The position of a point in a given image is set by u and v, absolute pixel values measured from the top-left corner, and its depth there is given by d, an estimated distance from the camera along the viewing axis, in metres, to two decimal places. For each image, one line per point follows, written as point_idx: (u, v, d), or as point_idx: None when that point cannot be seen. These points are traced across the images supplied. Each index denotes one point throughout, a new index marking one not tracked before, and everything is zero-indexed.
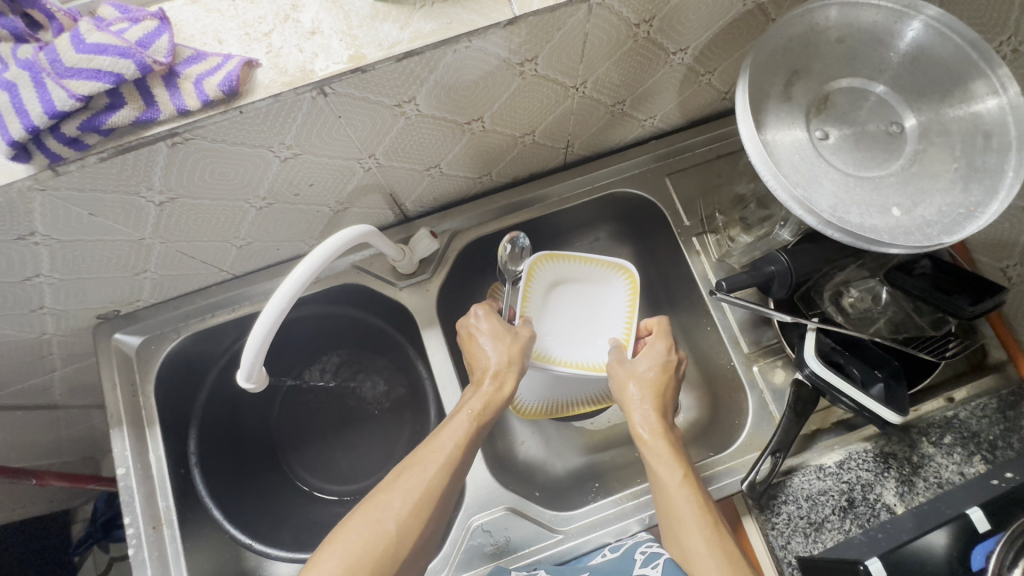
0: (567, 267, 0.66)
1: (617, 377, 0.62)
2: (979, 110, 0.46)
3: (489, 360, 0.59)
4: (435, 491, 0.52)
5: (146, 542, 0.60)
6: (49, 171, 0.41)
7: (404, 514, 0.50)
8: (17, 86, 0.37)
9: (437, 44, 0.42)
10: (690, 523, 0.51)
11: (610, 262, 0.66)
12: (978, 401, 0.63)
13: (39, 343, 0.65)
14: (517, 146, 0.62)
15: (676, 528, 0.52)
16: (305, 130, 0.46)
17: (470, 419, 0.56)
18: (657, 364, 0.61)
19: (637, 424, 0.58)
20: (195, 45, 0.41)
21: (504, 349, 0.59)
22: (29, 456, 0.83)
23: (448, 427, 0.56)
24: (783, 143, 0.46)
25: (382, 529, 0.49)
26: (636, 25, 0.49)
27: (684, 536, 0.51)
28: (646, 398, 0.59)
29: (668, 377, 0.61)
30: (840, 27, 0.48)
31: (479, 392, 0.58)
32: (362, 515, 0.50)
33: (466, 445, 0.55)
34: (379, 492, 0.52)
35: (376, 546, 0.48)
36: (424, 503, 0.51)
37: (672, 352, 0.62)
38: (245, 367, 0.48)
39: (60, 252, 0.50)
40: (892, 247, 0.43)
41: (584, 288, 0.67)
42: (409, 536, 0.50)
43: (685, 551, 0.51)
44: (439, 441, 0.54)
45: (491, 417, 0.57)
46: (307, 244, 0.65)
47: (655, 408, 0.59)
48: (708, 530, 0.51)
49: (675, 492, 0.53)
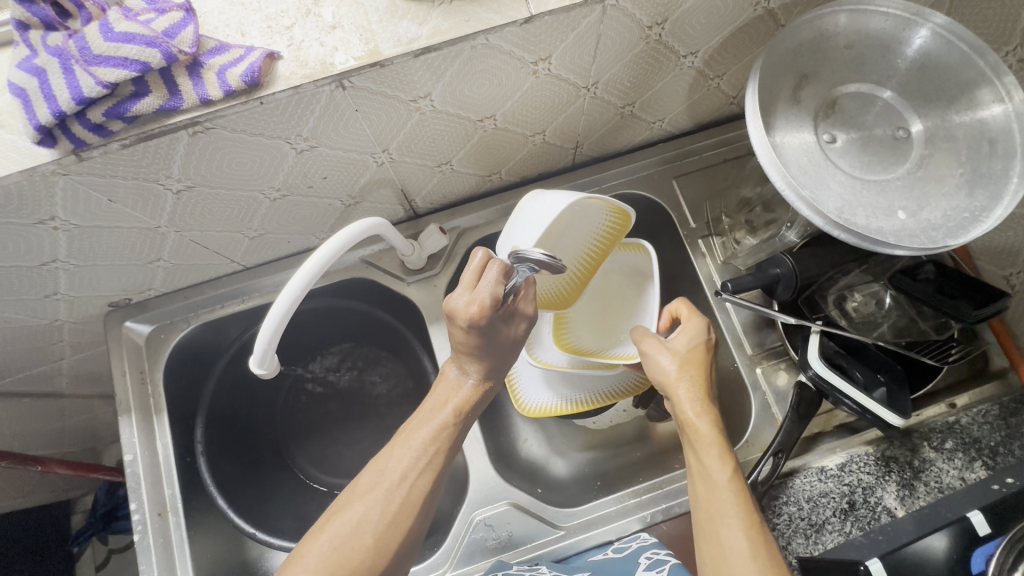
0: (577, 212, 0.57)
1: (655, 359, 0.59)
2: (984, 117, 0.46)
3: (480, 363, 0.56)
4: (413, 500, 0.51)
5: (151, 529, 0.61)
6: (72, 156, 0.41)
7: (382, 525, 0.50)
8: (47, 73, 0.38)
9: (455, 41, 0.43)
10: (733, 520, 0.49)
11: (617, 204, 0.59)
12: (979, 407, 0.63)
13: (50, 329, 0.65)
14: (527, 146, 0.63)
15: (716, 522, 0.50)
16: (322, 123, 0.47)
17: (452, 422, 0.55)
18: (696, 344, 0.59)
19: (687, 410, 0.56)
20: (218, 37, 0.42)
21: (503, 355, 0.56)
22: (34, 444, 0.83)
23: (425, 430, 0.54)
24: (791, 144, 0.47)
25: (358, 544, 0.49)
26: (649, 27, 0.50)
27: (724, 532, 0.49)
28: (694, 380, 0.57)
29: (706, 358, 0.60)
30: (848, 33, 0.48)
31: (463, 390, 0.57)
32: (333, 532, 0.49)
33: (445, 450, 0.54)
34: (350, 503, 0.51)
35: (353, 560, 0.48)
36: (403, 515, 0.51)
37: (710, 334, 0.60)
38: (258, 353, 0.49)
39: (78, 237, 0.51)
40: (898, 248, 0.44)
41: (569, 218, 0.57)
42: (386, 548, 0.49)
43: (722, 549, 0.48)
44: (420, 441, 0.54)
45: (471, 413, 0.57)
46: (317, 238, 0.66)
47: (703, 393, 0.57)
48: (750, 528, 0.49)
49: (722, 487, 0.51)
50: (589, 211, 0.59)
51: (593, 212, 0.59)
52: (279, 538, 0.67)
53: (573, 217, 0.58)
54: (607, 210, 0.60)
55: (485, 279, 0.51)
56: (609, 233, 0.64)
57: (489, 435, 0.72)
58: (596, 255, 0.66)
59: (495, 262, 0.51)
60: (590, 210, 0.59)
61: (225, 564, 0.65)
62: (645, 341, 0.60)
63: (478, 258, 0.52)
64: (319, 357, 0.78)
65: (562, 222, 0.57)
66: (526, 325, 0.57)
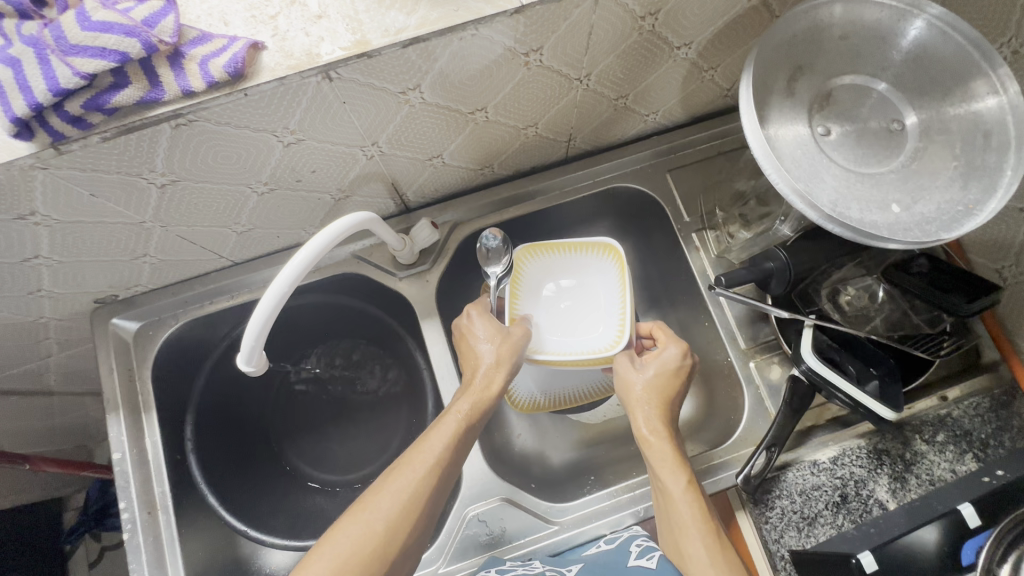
0: (553, 260, 0.64)
1: (624, 378, 0.59)
2: (979, 109, 0.46)
3: (477, 361, 0.58)
4: (423, 492, 0.51)
5: (141, 527, 0.60)
6: (51, 150, 0.40)
7: (394, 515, 0.49)
8: (22, 63, 0.37)
9: (443, 31, 0.42)
10: (692, 530, 0.51)
11: (594, 242, 0.62)
12: (971, 400, 0.63)
13: (35, 327, 0.64)
14: (519, 138, 0.62)
15: (678, 533, 0.52)
16: (309, 115, 0.46)
17: (461, 419, 0.55)
18: (667, 368, 0.59)
19: (641, 426, 0.57)
20: (201, 26, 0.41)
21: (495, 345, 0.57)
22: (22, 444, 0.82)
23: (438, 426, 0.55)
24: (785, 137, 0.47)
25: (370, 530, 0.48)
26: (642, 18, 0.49)
27: (685, 542, 0.51)
28: (651, 402, 0.58)
29: (680, 382, 0.59)
30: (843, 24, 0.48)
31: (470, 391, 0.56)
32: (351, 518, 0.49)
33: (455, 447, 0.54)
34: (369, 494, 0.51)
35: (363, 549, 0.48)
36: (412, 507, 0.50)
37: (685, 357, 0.59)
38: (246, 350, 0.47)
39: (60, 232, 0.50)
40: (892, 242, 0.43)
41: (585, 280, 0.64)
42: (394, 541, 0.49)
43: (685, 558, 0.51)
44: (429, 443, 0.53)
45: (484, 415, 0.56)
46: (307, 232, 0.65)
47: (661, 412, 0.58)
48: (710, 537, 0.51)
49: (678, 500, 0.53)
50: (592, 265, 0.64)
51: (602, 269, 0.63)
52: (270, 535, 0.66)
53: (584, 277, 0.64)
54: (609, 260, 0.63)
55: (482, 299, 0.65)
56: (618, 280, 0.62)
57: (482, 431, 0.71)
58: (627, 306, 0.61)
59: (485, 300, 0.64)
60: (597, 267, 0.63)
61: (216, 562, 0.65)
62: (618, 360, 0.60)
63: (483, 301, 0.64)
64: (311, 352, 0.78)
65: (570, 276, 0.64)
66: (520, 331, 0.59)
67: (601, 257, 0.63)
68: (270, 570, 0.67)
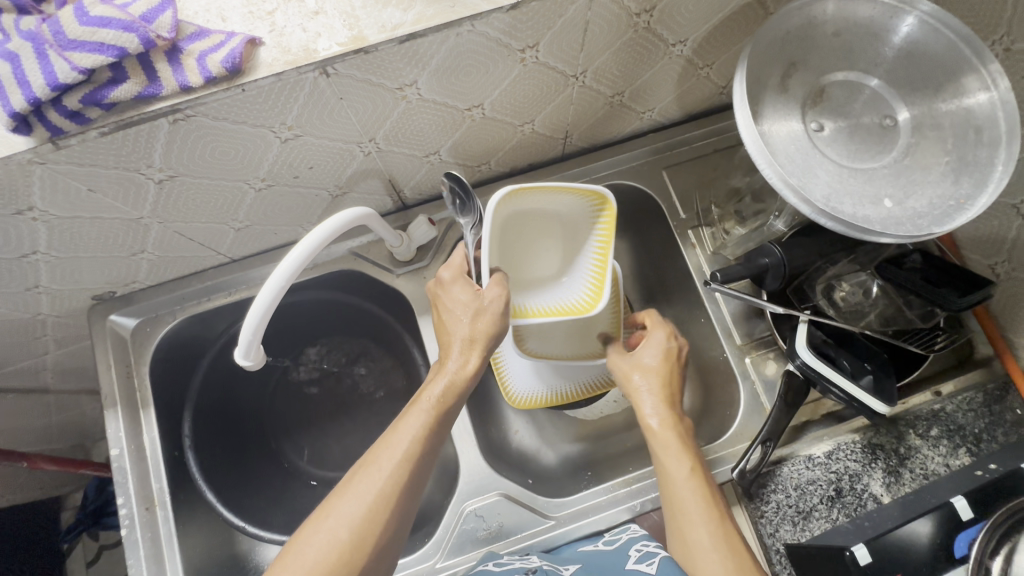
0: (527, 201, 0.54)
1: (621, 370, 0.60)
2: (970, 105, 0.46)
3: (452, 333, 0.54)
4: (389, 491, 0.48)
5: (139, 523, 0.60)
6: (49, 144, 0.41)
7: (359, 520, 0.47)
8: (20, 58, 0.37)
9: (440, 27, 0.42)
10: (697, 517, 0.51)
11: (579, 187, 0.53)
12: (965, 394, 0.64)
13: (32, 323, 0.64)
14: (516, 135, 0.63)
15: (681, 520, 0.52)
16: (306, 111, 0.46)
17: (430, 409, 0.51)
18: (662, 353, 0.59)
19: (648, 414, 0.56)
20: (198, 22, 0.41)
21: (466, 319, 0.53)
22: (20, 441, 0.82)
23: (406, 417, 0.52)
24: (779, 133, 0.47)
25: (334, 539, 0.46)
26: (637, 15, 0.49)
27: (689, 530, 0.51)
28: (655, 388, 0.57)
29: (676, 366, 0.59)
30: (836, 21, 0.48)
31: (442, 372, 0.53)
32: (313, 526, 0.47)
33: (425, 437, 0.51)
34: (332, 498, 0.49)
35: (330, 556, 0.45)
36: (378, 507, 0.47)
37: (673, 340, 0.60)
38: (243, 344, 0.48)
39: (58, 228, 0.50)
40: (884, 236, 0.44)
41: (556, 220, 0.58)
42: (364, 544, 0.46)
43: (689, 545, 0.51)
44: (395, 436, 0.50)
45: (454, 401, 0.52)
46: (305, 229, 0.65)
47: (665, 398, 0.57)
48: (713, 523, 0.50)
49: (681, 488, 0.53)
50: (566, 207, 0.56)
51: (578, 210, 0.57)
52: (268, 531, 0.66)
53: (555, 218, 0.58)
54: (588, 202, 0.55)
55: (457, 255, 0.59)
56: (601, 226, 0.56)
57: (480, 428, 0.71)
58: (603, 255, 0.56)
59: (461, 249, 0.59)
60: (573, 209, 0.56)
61: (214, 558, 0.65)
62: (612, 356, 0.61)
63: (461, 254, 0.59)
64: (310, 349, 0.78)
65: (540, 218, 0.58)
66: (497, 291, 0.52)
67: (584, 200, 0.55)
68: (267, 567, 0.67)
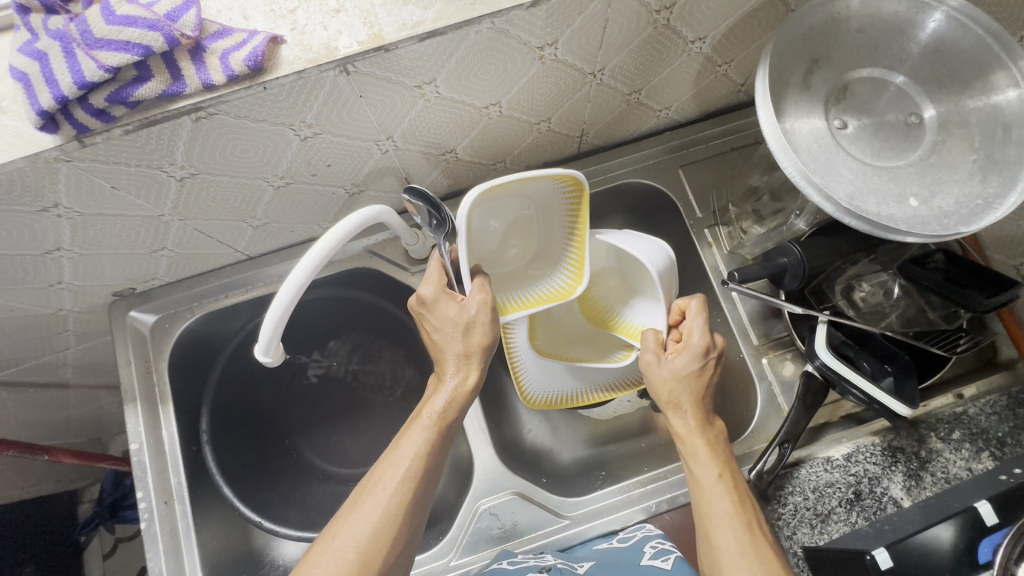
0: (500, 192, 0.51)
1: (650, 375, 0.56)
2: (999, 102, 0.45)
3: (443, 353, 0.53)
4: (394, 511, 0.48)
5: (158, 517, 0.61)
6: (75, 143, 0.41)
7: (365, 541, 0.47)
8: (48, 56, 0.38)
9: (459, 25, 0.42)
10: (723, 522, 0.50)
11: (552, 174, 0.50)
12: (987, 398, 0.63)
13: (55, 319, 0.65)
14: (532, 134, 0.62)
15: (707, 525, 0.51)
16: (326, 109, 0.46)
17: (431, 426, 0.52)
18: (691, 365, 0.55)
19: (675, 421, 0.56)
20: (221, 21, 0.42)
21: (458, 337, 0.52)
22: (41, 435, 0.83)
23: (409, 433, 0.52)
24: (801, 131, 0.47)
25: (341, 559, 0.46)
26: (656, 11, 0.49)
27: (715, 534, 0.50)
28: (684, 393, 0.56)
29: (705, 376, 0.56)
30: (860, 17, 0.47)
31: (442, 389, 0.53)
32: (321, 548, 0.47)
33: (430, 453, 0.51)
34: (338, 518, 0.49)
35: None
36: (384, 527, 0.48)
37: (709, 347, 0.55)
38: (264, 341, 0.48)
39: (81, 225, 0.51)
40: (909, 235, 0.43)
41: (533, 205, 0.56)
42: (372, 562, 0.47)
43: (715, 550, 0.50)
44: (399, 454, 0.51)
45: (454, 418, 0.53)
46: (322, 227, 0.66)
47: (694, 405, 0.56)
48: (739, 529, 0.49)
49: (709, 496, 0.52)
50: (537, 190, 0.54)
51: (549, 191, 0.54)
52: (283, 526, 0.66)
53: (529, 202, 0.56)
54: (560, 184, 0.53)
55: (432, 263, 0.54)
56: (578, 211, 0.54)
57: (494, 427, 0.71)
58: (582, 242, 0.55)
59: (432, 258, 0.54)
60: (545, 190, 0.54)
61: (231, 552, 0.65)
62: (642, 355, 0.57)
63: (435, 266, 0.53)
64: (324, 346, 0.78)
65: (513, 206, 0.55)
66: (482, 297, 0.51)
67: (557, 183, 0.52)
68: (283, 562, 0.68)
